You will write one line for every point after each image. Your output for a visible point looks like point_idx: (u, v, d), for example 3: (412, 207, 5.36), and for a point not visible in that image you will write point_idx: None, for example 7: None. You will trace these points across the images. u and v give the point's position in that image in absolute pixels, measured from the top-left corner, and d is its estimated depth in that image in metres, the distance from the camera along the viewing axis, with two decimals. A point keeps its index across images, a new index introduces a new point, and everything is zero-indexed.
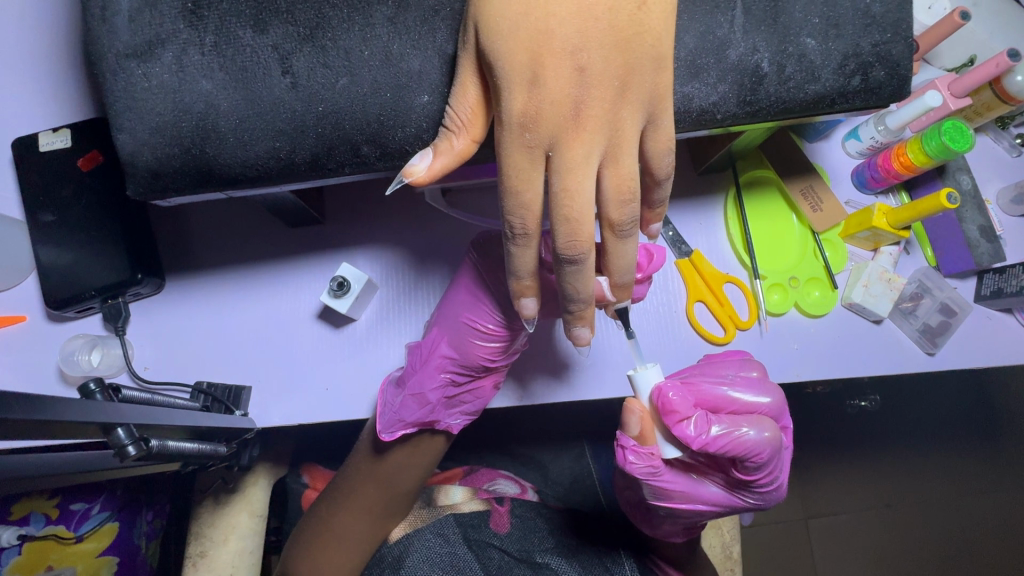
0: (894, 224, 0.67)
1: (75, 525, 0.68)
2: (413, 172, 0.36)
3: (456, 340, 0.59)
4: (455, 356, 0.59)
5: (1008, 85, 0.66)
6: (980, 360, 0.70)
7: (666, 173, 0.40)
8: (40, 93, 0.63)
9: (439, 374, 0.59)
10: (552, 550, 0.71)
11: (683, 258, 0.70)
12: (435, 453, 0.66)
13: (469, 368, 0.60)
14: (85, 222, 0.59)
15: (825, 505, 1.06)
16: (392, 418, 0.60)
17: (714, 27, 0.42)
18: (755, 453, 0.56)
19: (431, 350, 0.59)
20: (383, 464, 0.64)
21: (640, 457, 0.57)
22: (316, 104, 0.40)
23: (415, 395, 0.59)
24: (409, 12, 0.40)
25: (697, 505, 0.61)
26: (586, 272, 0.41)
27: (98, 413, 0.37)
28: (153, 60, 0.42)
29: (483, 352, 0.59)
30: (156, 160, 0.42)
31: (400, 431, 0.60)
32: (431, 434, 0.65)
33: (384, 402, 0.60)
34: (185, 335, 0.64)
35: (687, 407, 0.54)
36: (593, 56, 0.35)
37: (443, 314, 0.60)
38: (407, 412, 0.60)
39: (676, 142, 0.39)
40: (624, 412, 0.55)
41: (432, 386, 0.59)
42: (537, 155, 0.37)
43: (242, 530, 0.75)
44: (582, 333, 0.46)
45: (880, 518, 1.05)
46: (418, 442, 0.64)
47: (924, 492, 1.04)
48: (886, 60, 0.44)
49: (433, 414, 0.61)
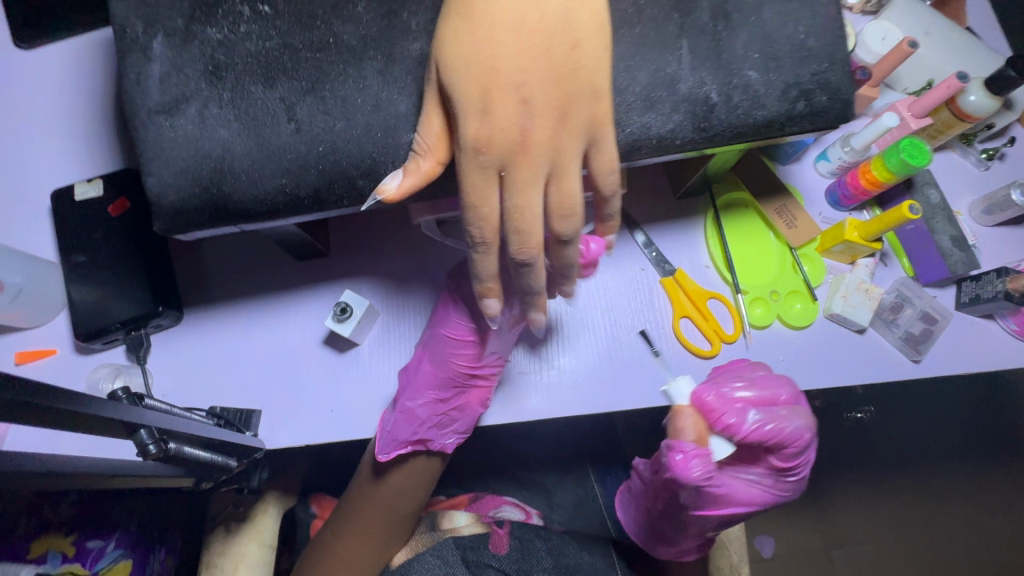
0: (865, 237, 0.71)
1: (91, 563, 0.73)
2: (384, 191, 0.42)
3: (438, 356, 0.64)
4: (443, 370, 0.64)
5: (963, 104, 0.72)
6: (964, 366, 0.73)
7: (611, 190, 0.44)
8: (75, 149, 0.71)
9: (427, 392, 0.64)
10: (550, 570, 0.73)
11: (667, 276, 0.74)
12: (433, 474, 0.69)
13: (456, 380, 0.65)
14: (113, 261, 0.65)
15: (849, 534, 1.08)
16: (387, 438, 0.64)
17: (664, 66, 0.48)
18: (797, 438, 0.62)
19: (419, 369, 0.65)
20: (381, 489, 0.67)
21: (700, 462, 0.63)
22: (317, 145, 0.46)
23: (406, 412, 0.64)
24: (397, 65, 0.46)
25: (739, 507, 0.65)
26: (538, 274, 0.45)
27: (125, 413, 0.41)
28: (180, 113, 0.48)
29: (463, 362, 0.64)
30: (179, 199, 0.48)
31: (395, 451, 0.65)
32: (427, 456, 0.68)
33: (382, 424, 0.65)
34: (199, 363, 0.68)
35: (722, 406, 0.62)
36: (536, 91, 0.40)
37: (426, 335, 0.66)
38: (400, 432, 0.64)
39: (620, 164, 0.44)
40: (675, 415, 0.64)
41: (421, 403, 0.64)
42: (490, 174, 0.41)
43: (251, 560, 0.77)
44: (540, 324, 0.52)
45: (905, 548, 1.06)
46: (414, 464, 0.67)
47: (945, 513, 1.05)
48: (826, 87, 0.49)
49: (425, 433, 0.65)
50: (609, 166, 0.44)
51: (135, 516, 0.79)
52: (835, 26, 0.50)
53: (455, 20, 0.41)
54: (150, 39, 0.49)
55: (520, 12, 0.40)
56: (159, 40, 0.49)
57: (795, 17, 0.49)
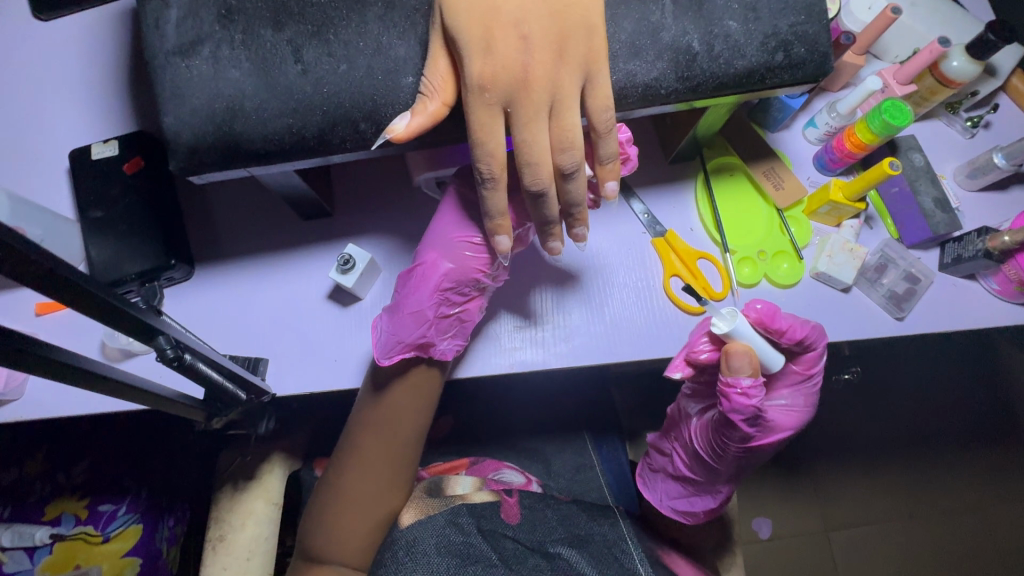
0: (849, 197, 0.74)
1: (104, 524, 0.80)
2: (394, 131, 0.44)
3: (449, 255, 0.65)
4: (450, 272, 0.65)
5: (947, 70, 0.74)
6: (948, 323, 0.76)
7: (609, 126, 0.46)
8: (90, 113, 0.74)
9: (435, 293, 0.65)
10: (564, 542, 0.71)
11: (657, 237, 0.77)
12: (434, 391, 0.70)
13: (462, 284, 0.66)
14: (129, 216, 0.69)
15: (853, 516, 1.16)
16: (389, 341, 0.65)
17: (648, 15, 0.51)
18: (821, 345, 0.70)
19: (427, 270, 0.65)
20: (378, 417, 0.70)
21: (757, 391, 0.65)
22: (322, 86, 0.49)
23: (413, 313, 0.65)
24: (396, 10, 0.49)
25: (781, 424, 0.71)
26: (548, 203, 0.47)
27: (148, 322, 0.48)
28: (195, 54, 0.50)
29: (474, 263, 0.65)
30: (194, 137, 0.50)
31: (398, 354, 0.65)
32: (427, 366, 0.69)
33: (383, 328, 0.66)
34: (208, 316, 0.71)
35: (773, 312, 0.67)
36: (534, 27, 0.43)
37: (432, 238, 0.67)
38: (404, 333, 0.65)
39: (613, 100, 0.45)
40: (737, 352, 0.64)
41: (429, 304, 0.65)
42: (496, 110, 0.44)
43: (258, 516, 0.84)
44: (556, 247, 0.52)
45: (902, 528, 1.15)
46: (412, 373, 0.69)
47: (928, 489, 1.17)
48: (804, 39, 0.52)
49: (429, 335, 0.66)
50: (604, 103, 0.46)
51: (145, 483, 0.85)
52: None
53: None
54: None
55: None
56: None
57: None
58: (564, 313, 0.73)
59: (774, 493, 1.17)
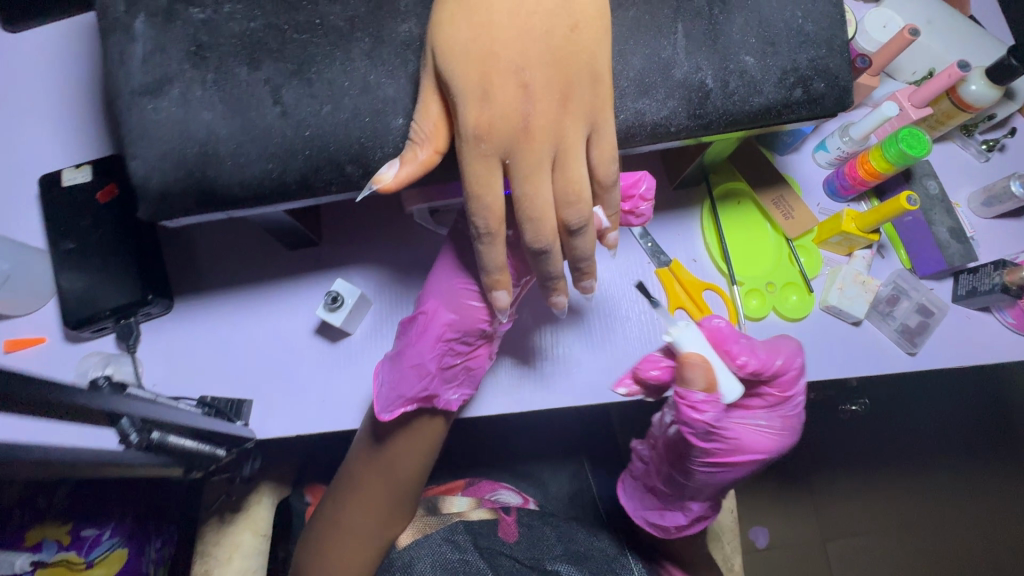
0: (863, 228, 0.71)
1: (86, 551, 0.73)
2: (381, 180, 0.41)
3: (452, 304, 0.62)
4: (454, 323, 0.61)
5: (964, 94, 0.71)
6: (961, 358, 0.73)
7: (614, 180, 0.43)
8: (62, 135, 0.70)
9: (437, 344, 0.61)
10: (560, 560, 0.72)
11: (662, 267, 0.73)
12: (437, 440, 0.67)
13: (467, 334, 0.62)
14: (102, 248, 0.65)
15: (843, 526, 1.11)
16: (391, 395, 0.62)
17: (659, 49, 0.47)
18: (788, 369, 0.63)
19: (429, 320, 0.62)
20: (381, 455, 0.65)
21: (711, 409, 0.60)
22: (304, 129, 0.45)
23: (413, 366, 0.61)
24: (385, 46, 0.46)
25: (754, 454, 0.62)
26: (553, 259, 0.45)
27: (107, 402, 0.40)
28: (162, 95, 0.46)
29: (478, 313, 0.62)
30: (162, 182, 0.46)
31: (399, 409, 0.61)
32: (431, 416, 0.65)
33: (382, 379, 0.63)
34: (189, 353, 0.68)
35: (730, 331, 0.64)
36: (535, 73, 0.40)
37: (432, 287, 0.63)
38: (406, 388, 0.61)
39: (620, 151, 0.43)
40: (687, 366, 0.60)
41: (430, 356, 0.61)
42: (493, 162, 0.41)
43: (246, 549, 0.77)
44: (558, 299, 0.49)
45: (898, 540, 1.11)
46: (416, 425, 0.65)
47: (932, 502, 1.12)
48: (824, 74, 0.49)
49: (431, 387, 0.62)
50: (610, 154, 0.44)
51: (130, 508, 0.78)
52: (835, 11, 0.49)
53: (449, 6, 0.41)
54: (131, 18, 0.47)
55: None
56: (140, 20, 0.47)
57: (793, 1, 0.49)
58: (565, 345, 0.68)
59: (772, 504, 1.11)
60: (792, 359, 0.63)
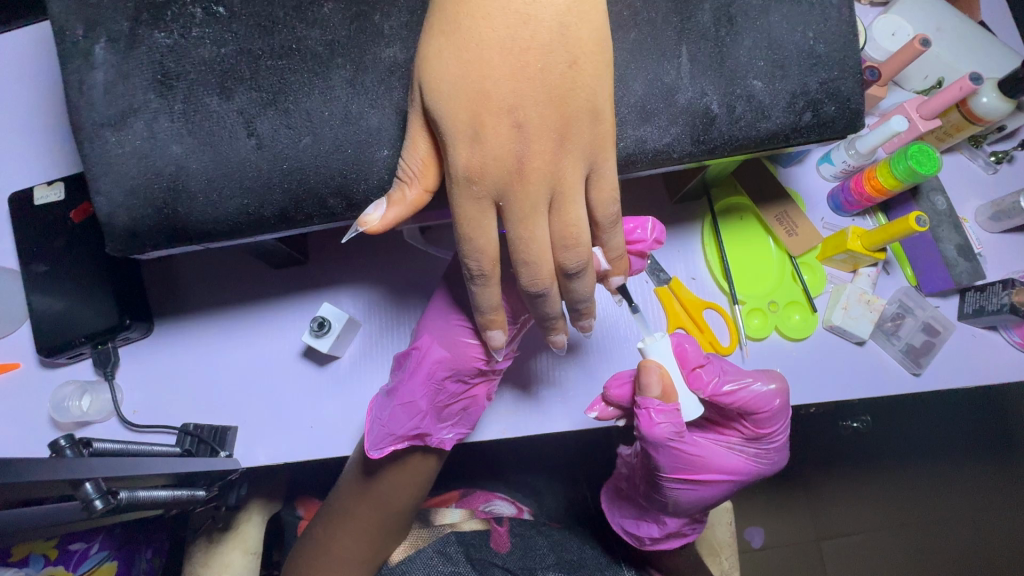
0: (868, 247, 0.68)
1: (74, 565, 0.66)
2: (368, 222, 0.41)
3: (447, 342, 0.61)
4: (448, 361, 0.60)
5: (974, 106, 0.68)
6: (966, 378, 0.71)
7: (613, 221, 0.45)
8: (37, 149, 0.67)
9: (431, 382, 0.60)
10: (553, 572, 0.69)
11: (661, 285, 0.71)
12: (430, 472, 0.65)
13: (463, 373, 0.61)
14: (75, 271, 0.61)
15: (838, 524, 1.05)
16: (381, 432, 0.59)
17: (661, 75, 0.45)
18: (766, 408, 0.59)
19: (423, 357, 0.60)
20: (375, 487, 0.63)
21: (665, 419, 0.57)
22: (282, 162, 0.45)
23: (405, 404, 0.60)
24: (367, 74, 0.46)
25: (717, 474, 0.62)
26: (551, 300, 0.47)
27: (67, 469, 0.38)
28: (128, 128, 0.47)
29: (474, 350, 0.60)
30: (131, 220, 0.47)
31: (390, 447, 0.60)
32: (423, 454, 0.64)
33: (375, 416, 0.60)
34: (170, 378, 0.65)
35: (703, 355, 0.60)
36: (530, 113, 0.39)
37: (427, 322, 0.62)
38: (396, 425, 0.60)
39: (619, 191, 0.44)
40: (643, 370, 0.55)
41: (423, 394, 0.60)
42: (486, 205, 0.41)
43: (236, 569, 0.70)
44: (557, 337, 0.52)
45: (893, 540, 1.05)
46: (408, 461, 0.63)
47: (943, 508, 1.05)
48: (835, 97, 0.47)
49: (423, 426, 0.61)
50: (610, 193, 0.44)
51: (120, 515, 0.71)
52: (845, 29, 0.47)
53: (437, 37, 0.39)
54: (92, 44, 0.48)
55: (510, 29, 0.38)
56: (101, 45, 0.47)
57: (804, 21, 0.47)
58: (560, 370, 0.65)
59: (765, 503, 1.07)
60: (770, 396, 0.59)
